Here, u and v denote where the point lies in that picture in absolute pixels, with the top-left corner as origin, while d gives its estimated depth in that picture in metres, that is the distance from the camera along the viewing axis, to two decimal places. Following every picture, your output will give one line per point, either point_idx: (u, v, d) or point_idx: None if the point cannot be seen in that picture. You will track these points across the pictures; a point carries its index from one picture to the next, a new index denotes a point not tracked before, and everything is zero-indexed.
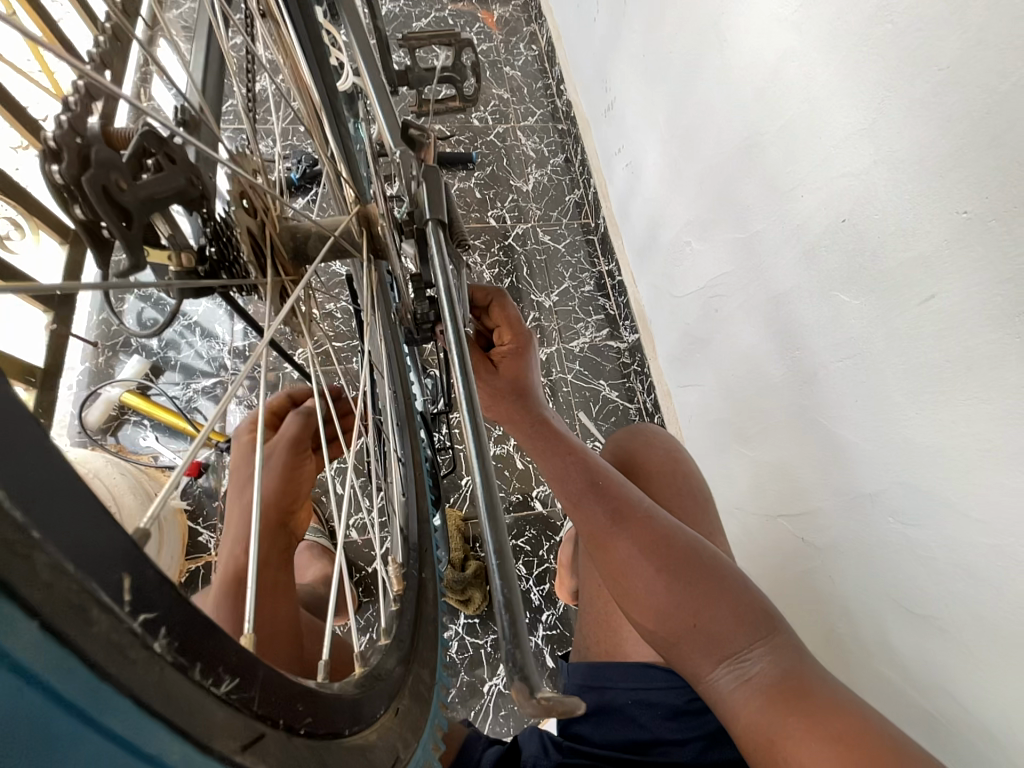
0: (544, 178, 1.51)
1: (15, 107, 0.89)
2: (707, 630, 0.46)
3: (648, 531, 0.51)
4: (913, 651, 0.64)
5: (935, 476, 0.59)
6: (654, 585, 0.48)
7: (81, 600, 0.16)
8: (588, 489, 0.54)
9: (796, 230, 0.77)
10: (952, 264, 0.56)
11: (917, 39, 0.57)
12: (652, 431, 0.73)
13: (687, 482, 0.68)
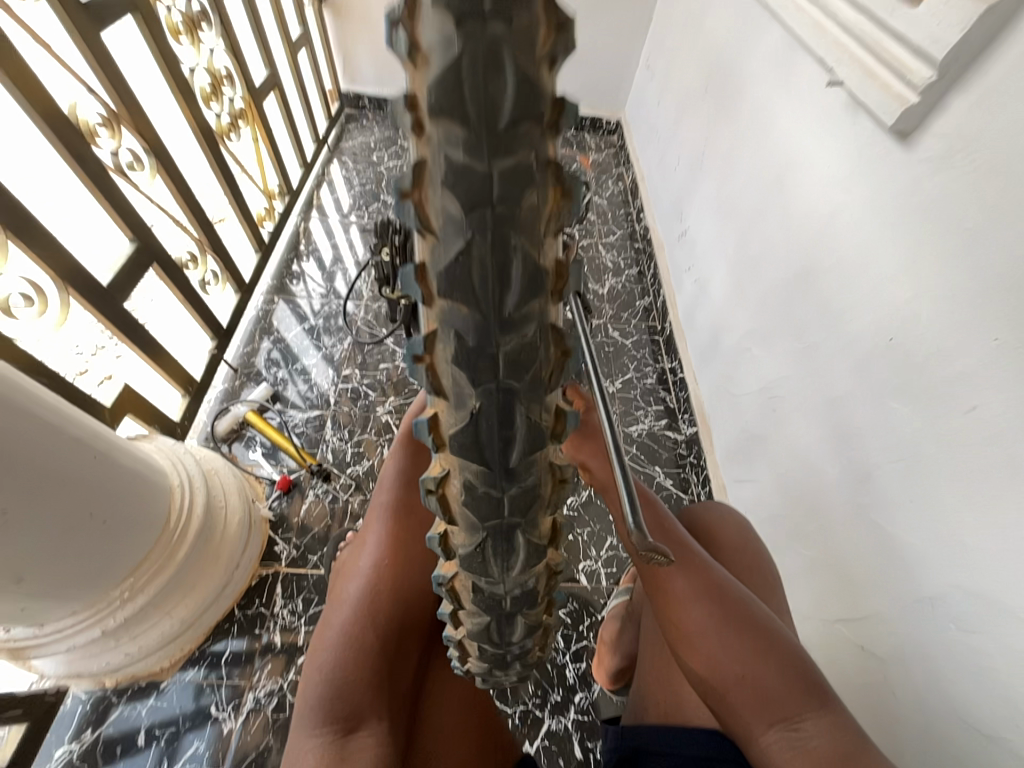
0: (618, 285, 1.81)
1: (199, 213, 1.30)
2: (756, 681, 0.50)
3: (701, 573, 0.55)
4: None
5: (994, 582, 0.60)
6: (707, 628, 0.51)
7: (520, 441, 0.24)
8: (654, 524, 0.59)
9: (850, 344, 0.87)
10: (990, 381, 0.64)
11: (944, 205, 0.72)
12: (725, 508, 0.78)
13: (760, 559, 0.71)
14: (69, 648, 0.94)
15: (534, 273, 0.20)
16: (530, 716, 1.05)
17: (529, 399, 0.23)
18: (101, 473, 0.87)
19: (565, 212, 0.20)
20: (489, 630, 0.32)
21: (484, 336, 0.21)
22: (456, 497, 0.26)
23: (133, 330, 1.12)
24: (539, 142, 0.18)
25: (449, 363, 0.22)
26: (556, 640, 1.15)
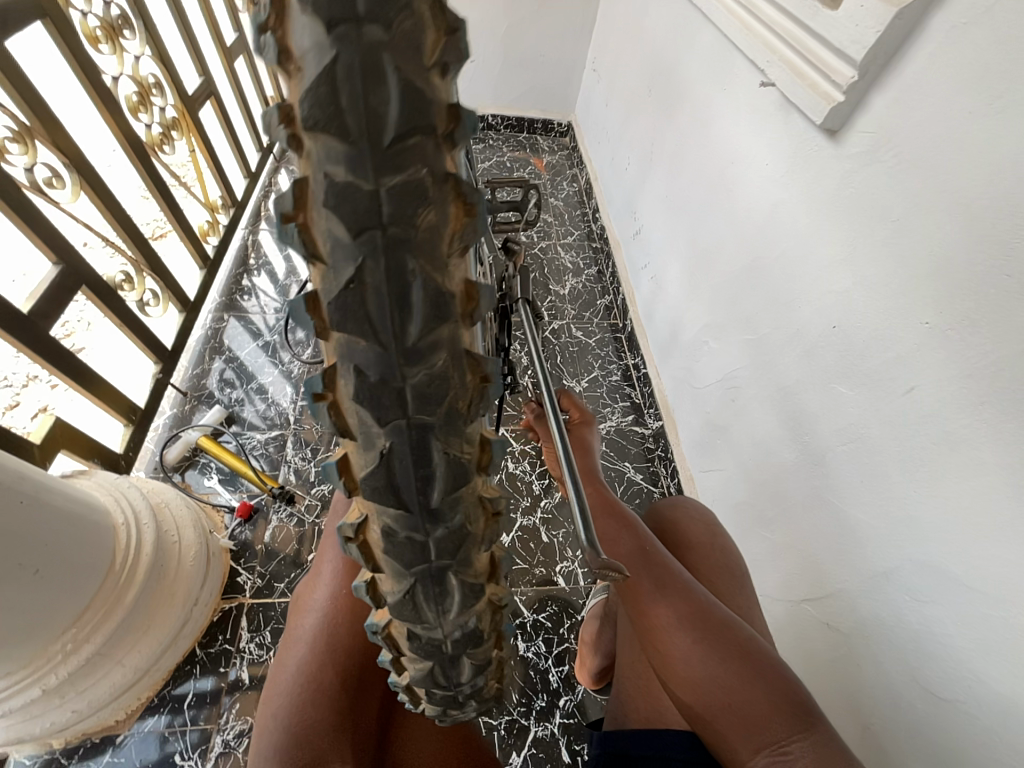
0: (579, 285, 1.84)
1: (133, 231, 1.22)
2: (741, 706, 0.49)
3: (687, 597, 0.55)
4: (932, 734, 0.63)
5: (940, 549, 0.64)
6: (695, 652, 0.51)
7: (438, 467, 0.25)
8: (635, 552, 0.59)
9: (797, 332, 0.91)
10: (925, 361, 0.67)
11: (872, 196, 0.76)
12: (690, 504, 0.76)
13: (725, 554, 0.68)
14: (6, 713, 0.86)
15: (435, 293, 0.22)
16: (516, 725, 1.04)
17: (443, 422, 0.25)
18: (32, 519, 0.80)
19: (466, 231, 0.23)
20: (435, 675, 0.31)
21: (390, 360, 0.23)
22: (377, 541, 0.27)
23: (60, 356, 1.03)
24: (432, 155, 0.21)
25: (351, 401, 0.24)
26: (538, 645, 1.14)
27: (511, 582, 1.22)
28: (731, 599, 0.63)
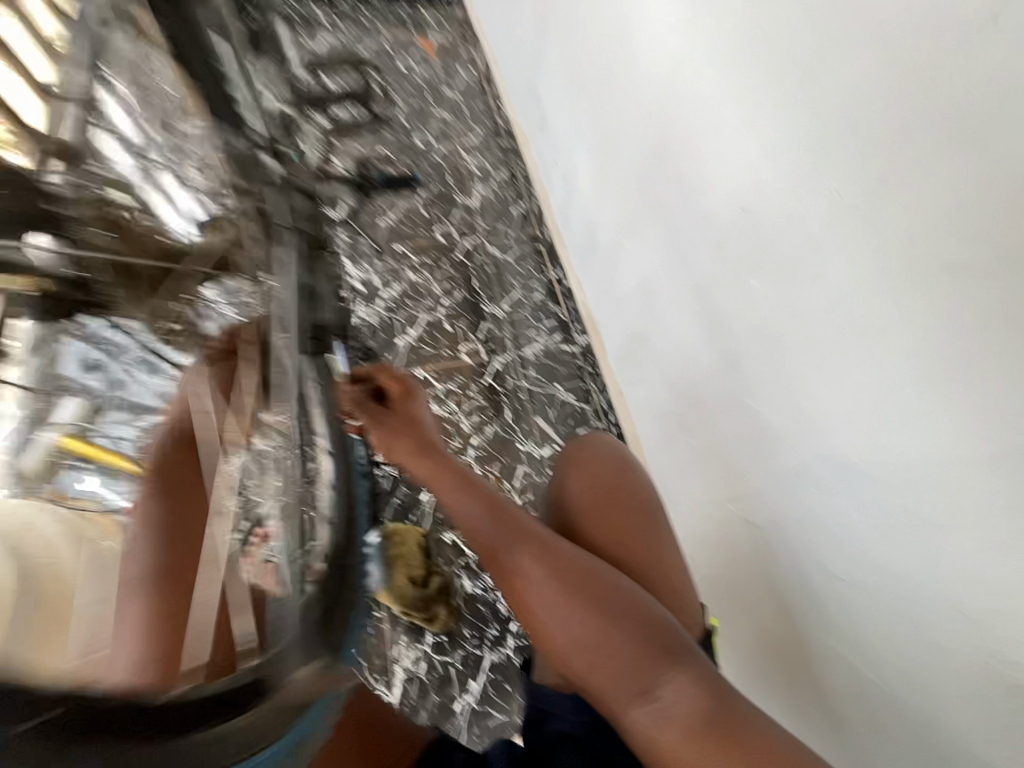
0: (487, 192, 1.64)
1: None
2: (612, 661, 0.50)
3: (549, 561, 0.54)
4: (838, 610, 0.67)
5: (849, 444, 0.61)
6: (560, 616, 0.52)
7: None
8: (491, 523, 0.55)
9: (707, 223, 0.80)
10: (836, 242, 0.59)
11: (780, 38, 0.62)
12: (589, 437, 0.68)
13: (626, 490, 0.63)
14: None
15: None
16: (471, 655, 1.07)
17: None
18: None
19: None
20: None
21: None
22: None
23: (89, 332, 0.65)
24: None
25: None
26: (484, 579, 1.14)
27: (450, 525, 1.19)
28: (625, 541, 0.61)
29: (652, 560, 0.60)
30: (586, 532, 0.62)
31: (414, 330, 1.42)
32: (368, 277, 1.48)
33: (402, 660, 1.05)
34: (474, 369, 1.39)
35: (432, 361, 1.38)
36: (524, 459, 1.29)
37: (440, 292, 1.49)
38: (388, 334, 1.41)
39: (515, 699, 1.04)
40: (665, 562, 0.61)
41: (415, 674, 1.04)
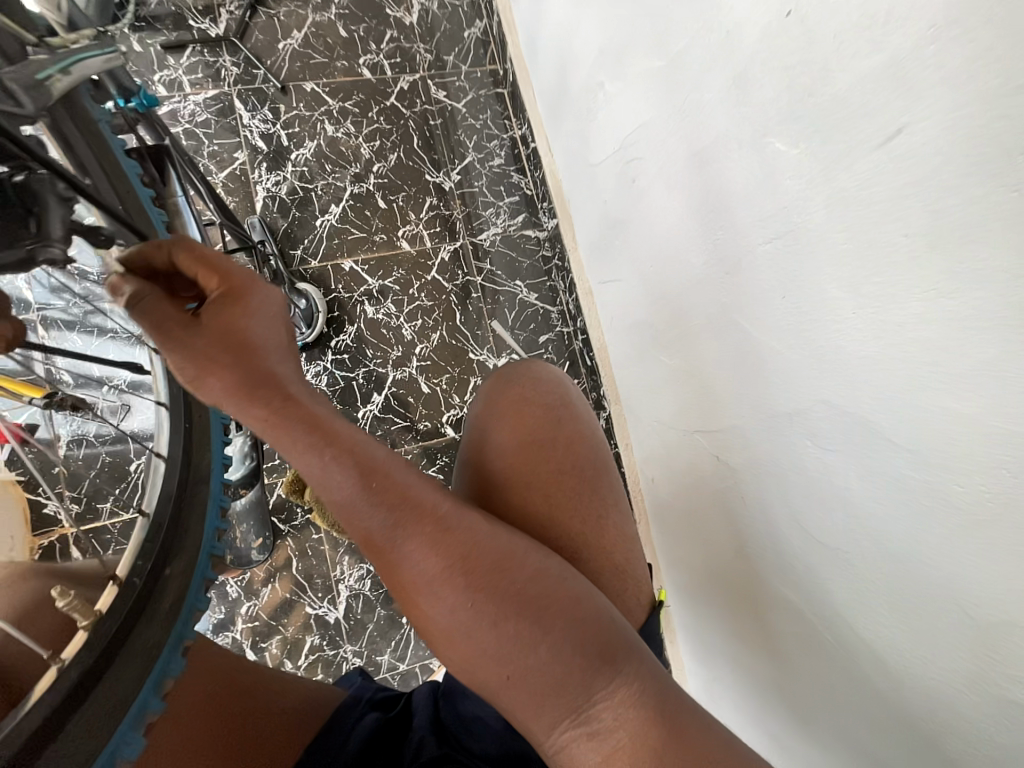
0: (433, 4, 1.22)
1: None
2: (530, 677, 0.37)
3: (447, 548, 0.39)
4: (808, 572, 0.57)
5: (865, 394, 0.45)
6: (462, 619, 0.38)
7: None
8: (363, 501, 0.37)
9: (724, 43, 0.52)
10: (932, 69, 0.35)
11: None
12: (526, 369, 0.52)
13: (565, 442, 0.49)
14: None
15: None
16: None
17: None
18: None
19: None
20: None
21: None
22: None
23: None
24: None
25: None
26: None
27: (392, 443, 1.07)
28: (555, 510, 0.47)
29: (592, 529, 0.48)
30: (509, 498, 0.47)
31: (337, 207, 1.12)
32: (272, 129, 1.12)
33: (345, 579, 1.01)
34: (416, 260, 1.13)
35: (363, 249, 1.12)
36: (477, 370, 1.12)
37: (368, 154, 1.15)
38: (306, 212, 1.11)
39: None
40: (608, 531, 0.49)
41: (360, 591, 1.01)
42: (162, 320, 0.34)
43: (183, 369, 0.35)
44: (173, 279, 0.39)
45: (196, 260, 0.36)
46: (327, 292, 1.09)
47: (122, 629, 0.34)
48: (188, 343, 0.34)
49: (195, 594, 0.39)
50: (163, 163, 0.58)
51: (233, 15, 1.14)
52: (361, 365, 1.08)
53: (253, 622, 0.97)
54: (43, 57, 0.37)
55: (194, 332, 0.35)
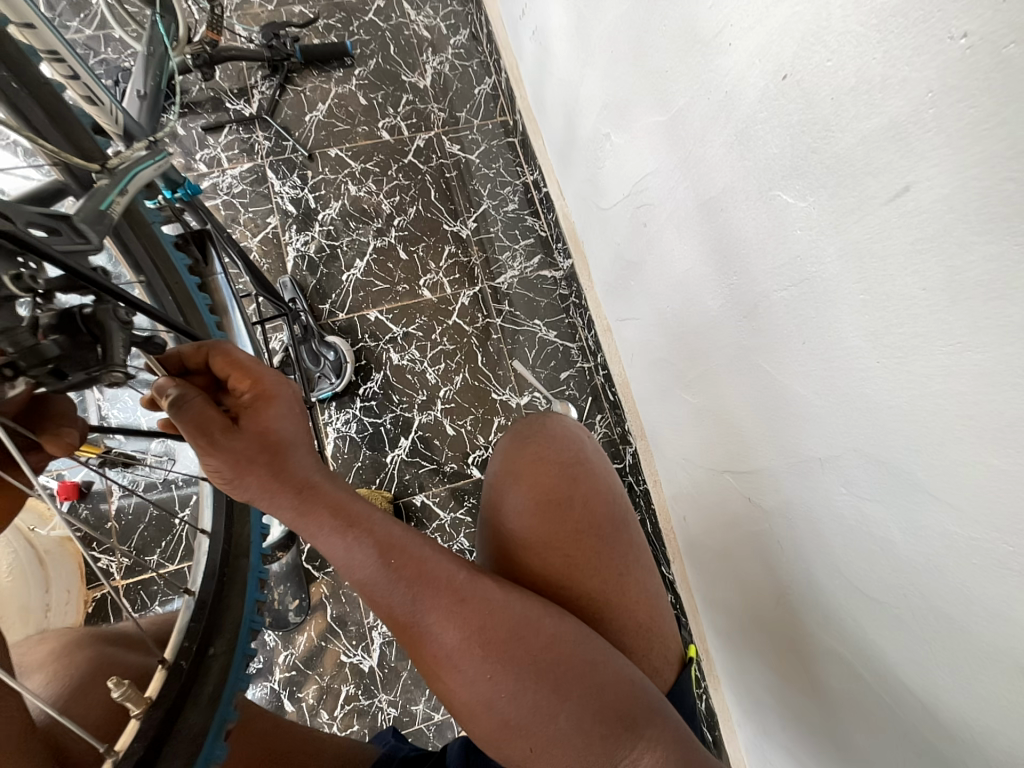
0: (445, 67, 1.30)
1: None
2: (553, 747, 0.37)
3: (466, 619, 0.39)
4: (853, 625, 0.55)
5: (898, 444, 0.44)
6: (481, 693, 0.38)
7: None
8: (383, 575, 0.39)
9: (725, 101, 0.53)
10: (934, 131, 0.35)
11: None
12: (538, 423, 0.53)
13: (582, 499, 0.49)
14: None
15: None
16: None
17: None
18: None
19: None
20: None
21: None
22: None
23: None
24: None
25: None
26: (461, 542, 1.06)
27: (420, 486, 1.09)
28: (575, 571, 0.47)
29: (616, 588, 0.48)
30: (528, 559, 0.48)
31: (362, 261, 1.18)
32: (301, 193, 1.20)
33: (378, 626, 1.02)
34: (437, 306, 1.17)
35: (387, 299, 1.17)
36: (500, 410, 1.14)
37: (389, 209, 1.21)
38: (333, 268, 1.17)
39: None
40: (633, 587, 0.49)
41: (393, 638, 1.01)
42: (203, 421, 0.38)
43: (215, 463, 0.38)
44: (209, 380, 0.42)
45: (230, 364, 0.40)
46: (355, 342, 1.14)
47: (169, 714, 0.36)
48: (221, 440, 0.38)
49: (235, 675, 0.41)
50: (206, 246, 0.61)
51: (264, 94, 1.24)
52: (389, 410, 1.12)
53: (289, 671, 0.98)
54: (105, 183, 0.42)
55: (227, 432, 0.38)
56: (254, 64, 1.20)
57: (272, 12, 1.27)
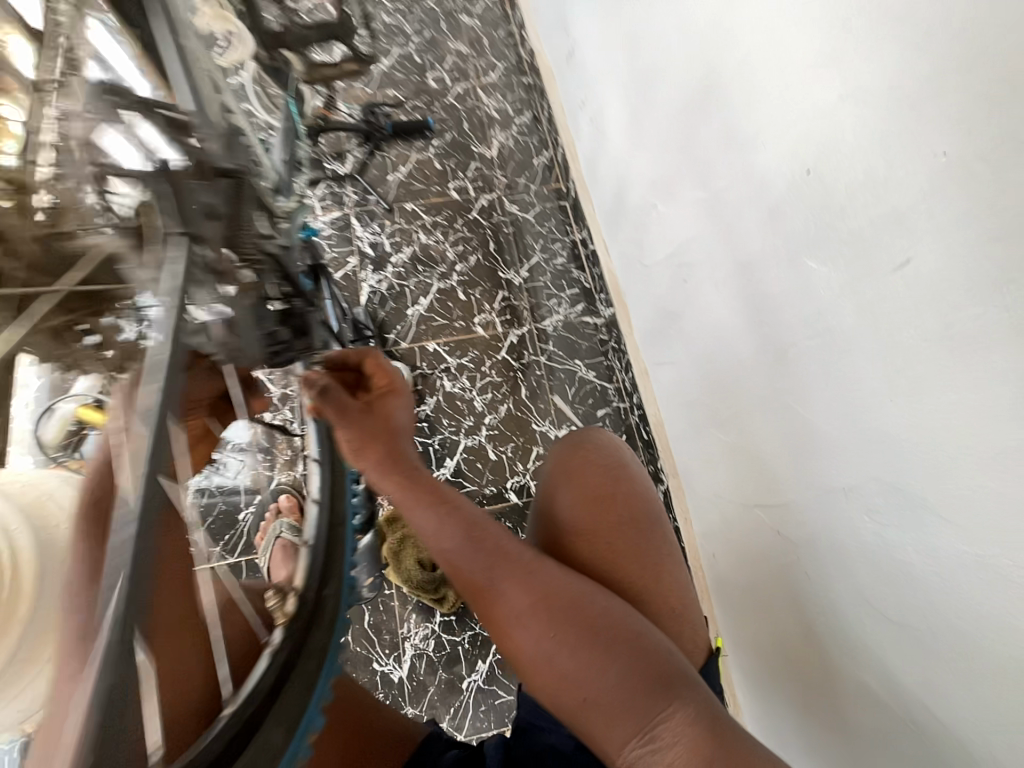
0: (509, 141, 1.51)
1: None
2: (602, 700, 0.43)
3: (531, 585, 0.47)
4: (878, 650, 0.58)
5: (910, 470, 0.51)
6: (542, 649, 0.45)
7: None
8: (465, 541, 0.47)
9: (760, 185, 0.65)
10: (929, 220, 0.45)
11: None
12: (590, 434, 0.62)
13: (628, 502, 0.57)
14: None
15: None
16: (478, 639, 1.06)
17: None
18: None
19: None
20: None
21: None
22: None
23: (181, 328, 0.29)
24: None
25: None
26: None
27: None
28: (620, 563, 0.54)
29: (658, 582, 0.54)
30: (579, 549, 0.55)
31: (425, 299, 1.33)
32: (379, 239, 1.39)
33: (411, 637, 1.06)
34: (488, 342, 1.30)
35: (445, 333, 1.30)
36: (539, 440, 1.22)
37: (453, 256, 1.38)
38: (400, 304, 1.33)
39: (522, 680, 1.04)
40: (671, 585, 0.55)
41: (424, 651, 1.05)
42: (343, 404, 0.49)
43: (345, 438, 0.48)
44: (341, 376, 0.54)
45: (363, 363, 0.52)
46: (413, 368, 1.27)
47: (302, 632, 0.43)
48: (352, 420, 0.48)
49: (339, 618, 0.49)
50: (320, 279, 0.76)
51: (356, 158, 1.47)
52: (438, 432, 1.22)
53: None
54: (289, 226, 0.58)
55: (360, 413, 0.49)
56: (352, 135, 1.43)
57: (370, 94, 1.53)
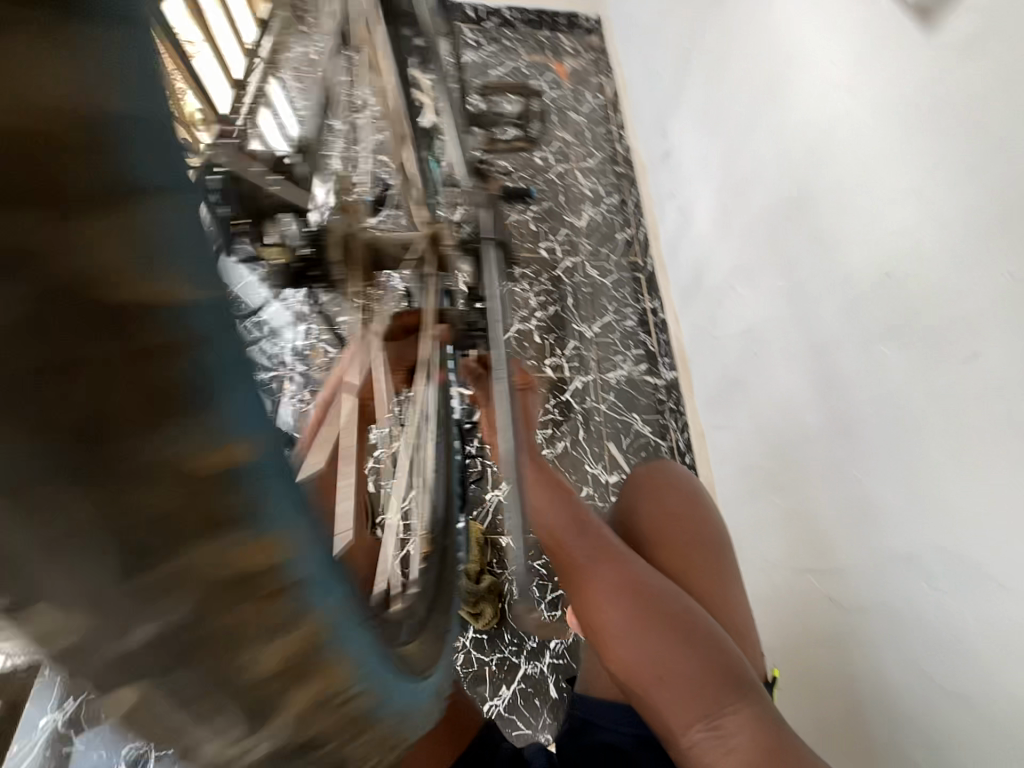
0: (597, 215, 1.71)
1: None
2: (676, 680, 0.49)
3: (621, 570, 0.54)
4: (932, 717, 0.62)
5: (975, 542, 0.57)
6: (626, 626, 0.51)
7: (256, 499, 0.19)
8: (570, 522, 0.56)
9: (842, 282, 0.77)
10: (996, 328, 0.56)
11: (953, 117, 0.60)
12: (669, 462, 0.70)
13: (701, 525, 0.64)
14: None
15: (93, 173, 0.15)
16: (506, 663, 1.08)
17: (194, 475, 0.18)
18: None
19: None
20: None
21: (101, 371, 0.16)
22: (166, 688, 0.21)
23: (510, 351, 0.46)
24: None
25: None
26: None
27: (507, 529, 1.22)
28: (689, 575, 0.61)
29: (722, 599, 0.60)
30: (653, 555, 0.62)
31: None
32: None
33: None
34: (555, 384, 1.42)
35: None
36: (590, 482, 1.29)
37: (535, 305, 1.53)
38: None
39: (541, 716, 1.04)
40: (733, 605, 0.61)
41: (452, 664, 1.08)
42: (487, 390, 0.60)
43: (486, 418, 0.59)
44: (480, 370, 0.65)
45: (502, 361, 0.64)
46: None
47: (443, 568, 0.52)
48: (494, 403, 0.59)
49: None
50: None
51: None
52: None
53: None
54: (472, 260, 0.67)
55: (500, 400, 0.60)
56: None
57: None
